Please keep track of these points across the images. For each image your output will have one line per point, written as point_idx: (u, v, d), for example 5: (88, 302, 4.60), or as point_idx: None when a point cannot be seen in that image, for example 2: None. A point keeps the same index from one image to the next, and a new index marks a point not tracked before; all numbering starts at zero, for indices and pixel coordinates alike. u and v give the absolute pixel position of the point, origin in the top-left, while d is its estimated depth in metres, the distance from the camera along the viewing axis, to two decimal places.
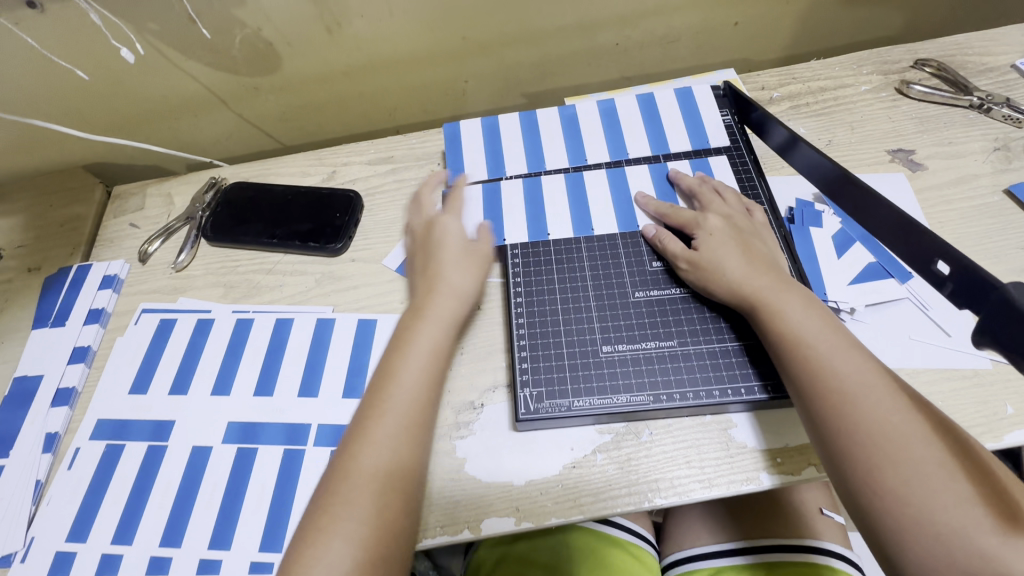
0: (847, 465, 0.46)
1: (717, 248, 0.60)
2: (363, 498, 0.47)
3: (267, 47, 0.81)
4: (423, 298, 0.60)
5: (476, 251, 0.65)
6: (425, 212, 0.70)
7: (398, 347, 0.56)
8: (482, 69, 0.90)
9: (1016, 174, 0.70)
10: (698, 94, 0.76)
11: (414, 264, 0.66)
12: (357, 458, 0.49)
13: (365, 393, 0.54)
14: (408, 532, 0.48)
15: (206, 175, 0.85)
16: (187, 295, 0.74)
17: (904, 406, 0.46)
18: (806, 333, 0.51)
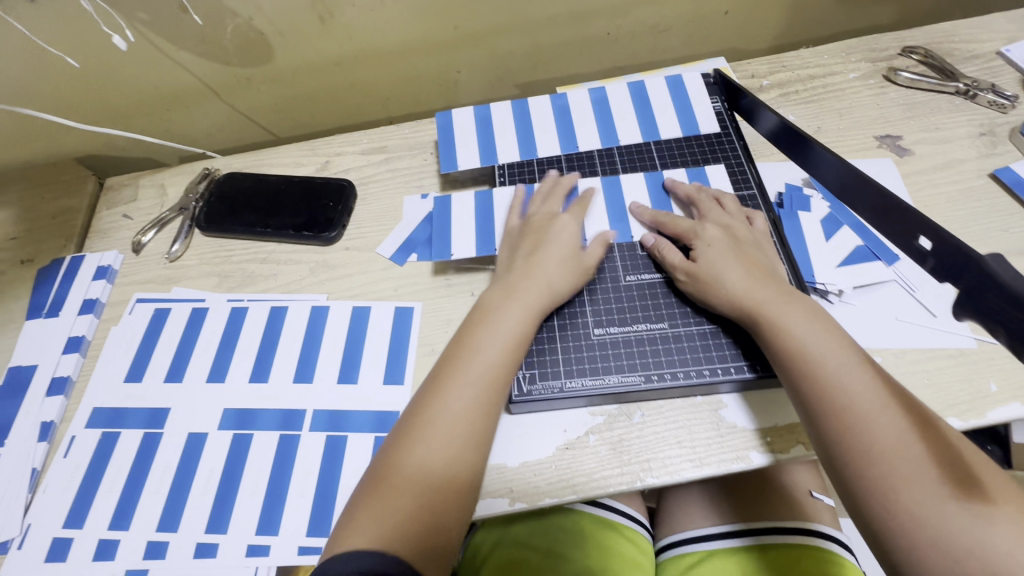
0: (858, 486, 0.46)
1: (716, 260, 0.59)
2: (436, 457, 0.49)
3: (259, 36, 0.81)
4: (519, 283, 0.60)
5: (586, 261, 0.63)
6: (548, 207, 0.67)
7: (479, 319, 0.58)
8: (475, 59, 0.91)
9: (1001, 159, 0.71)
10: (688, 81, 0.77)
11: (512, 240, 0.65)
12: (431, 422, 0.51)
13: (443, 360, 0.56)
14: (473, 497, 0.50)
15: (199, 166, 0.85)
16: (181, 285, 0.74)
17: (913, 427, 0.46)
18: (815, 351, 0.51)
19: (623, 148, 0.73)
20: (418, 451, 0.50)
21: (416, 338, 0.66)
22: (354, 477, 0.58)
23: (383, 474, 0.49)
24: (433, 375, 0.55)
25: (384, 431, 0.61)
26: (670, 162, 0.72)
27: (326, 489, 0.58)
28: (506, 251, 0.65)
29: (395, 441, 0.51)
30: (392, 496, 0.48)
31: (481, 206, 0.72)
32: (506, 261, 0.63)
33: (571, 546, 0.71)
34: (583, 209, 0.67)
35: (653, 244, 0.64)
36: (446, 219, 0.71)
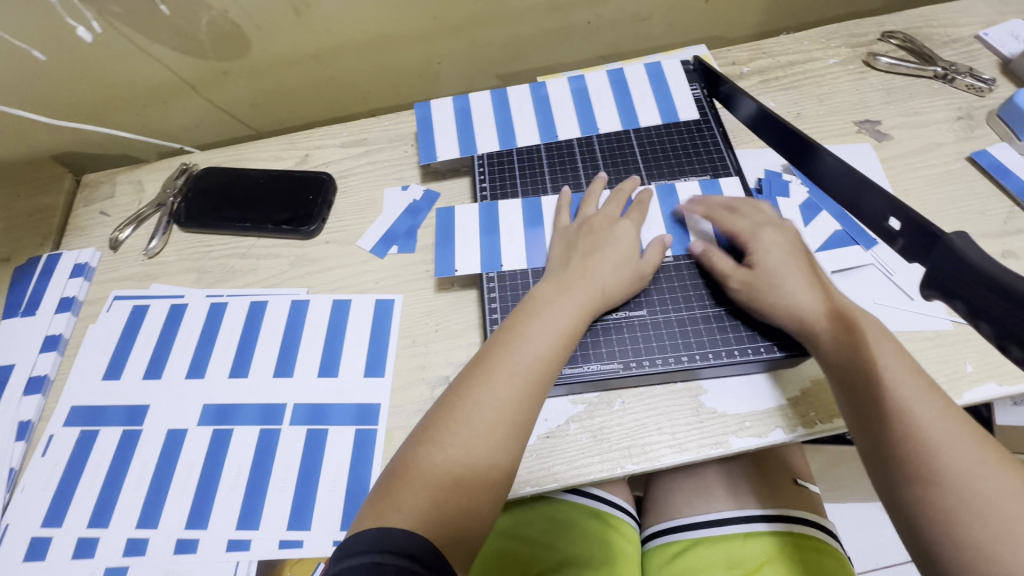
0: (920, 520, 0.43)
1: (775, 270, 0.57)
2: (479, 443, 0.49)
3: (235, 29, 0.80)
4: (574, 281, 0.58)
5: (639, 263, 0.61)
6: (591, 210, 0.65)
7: (528, 310, 0.57)
8: (455, 50, 0.90)
9: (979, 143, 0.71)
10: (668, 68, 0.77)
11: (567, 235, 0.64)
12: (477, 407, 0.50)
13: (491, 343, 0.55)
14: (507, 486, 0.50)
15: (177, 162, 0.84)
16: (160, 281, 0.73)
17: (990, 460, 0.43)
18: (880, 374, 0.48)
19: (603, 137, 0.73)
20: (462, 437, 0.49)
21: (397, 330, 0.66)
22: (335, 470, 0.58)
23: (421, 454, 0.48)
24: (476, 360, 0.54)
25: (364, 424, 0.60)
26: (649, 149, 0.71)
27: (307, 482, 0.58)
28: (561, 246, 0.63)
29: (432, 420, 0.51)
30: (429, 478, 0.47)
31: (485, 215, 0.69)
32: (561, 255, 0.62)
33: (571, 538, 0.72)
34: (643, 213, 0.64)
35: (704, 249, 0.62)
36: (450, 228, 0.68)
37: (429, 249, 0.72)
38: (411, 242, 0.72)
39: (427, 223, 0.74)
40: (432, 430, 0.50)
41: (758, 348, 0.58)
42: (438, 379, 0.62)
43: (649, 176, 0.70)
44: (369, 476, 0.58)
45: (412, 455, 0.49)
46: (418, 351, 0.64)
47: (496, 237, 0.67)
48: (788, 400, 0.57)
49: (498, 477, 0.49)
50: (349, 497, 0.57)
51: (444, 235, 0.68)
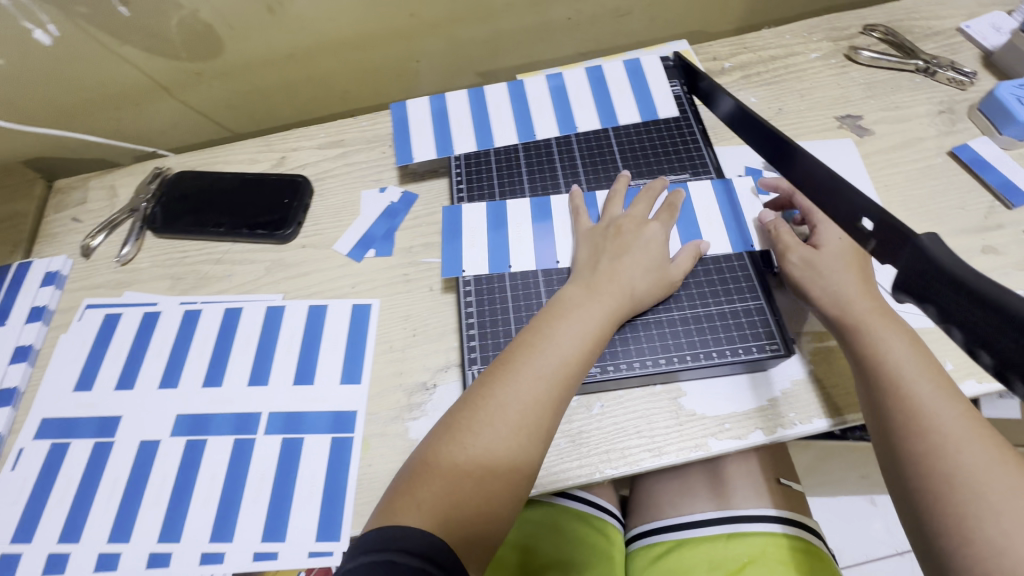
0: (931, 517, 0.42)
1: (837, 251, 0.58)
2: (501, 446, 0.48)
3: (206, 29, 0.78)
4: (603, 284, 0.57)
5: (668, 267, 0.59)
6: (614, 211, 0.64)
7: (553, 311, 0.55)
8: (433, 48, 0.88)
9: (960, 137, 0.71)
10: (647, 64, 0.76)
11: (593, 237, 0.62)
12: (502, 407, 0.49)
13: (516, 342, 0.54)
14: (527, 490, 0.48)
15: (151, 166, 0.83)
16: (133, 289, 0.72)
17: (1009, 462, 0.42)
18: (903, 372, 0.49)
19: (581, 136, 0.73)
20: (487, 437, 0.48)
21: (374, 335, 0.65)
22: (311, 479, 0.57)
23: (444, 451, 0.48)
24: (500, 358, 0.53)
25: (341, 431, 0.60)
26: (628, 149, 0.72)
27: (282, 492, 0.57)
28: (588, 248, 0.61)
29: (455, 417, 0.50)
30: (451, 477, 0.46)
31: (493, 213, 0.68)
32: (588, 257, 0.60)
33: (579, 548, 0.71)
34: (671, 214, 0.63)
35: (772, 221, 0.62)
36: (456, 226, 0.68)
37: (406, 252, 0.71)
38: (388, 245, 0.71)
39: (405, 225, 0.73)
40: (456, 426, 0.49)
41: (737, 350, 0.57)
42: (415, 385, 0.61)
43: (628, 175, 0.70)
44: (346, 485, 0.57)
45: (434, 451, 0.48)
46: (395, 357, 0.63)
47: (503, 233, 0.67)
48: (767, 401, 0.57)
49: (520, 481, 0.48)
50: (326, 507, 0.56)
51: (451, 230, 0.68)
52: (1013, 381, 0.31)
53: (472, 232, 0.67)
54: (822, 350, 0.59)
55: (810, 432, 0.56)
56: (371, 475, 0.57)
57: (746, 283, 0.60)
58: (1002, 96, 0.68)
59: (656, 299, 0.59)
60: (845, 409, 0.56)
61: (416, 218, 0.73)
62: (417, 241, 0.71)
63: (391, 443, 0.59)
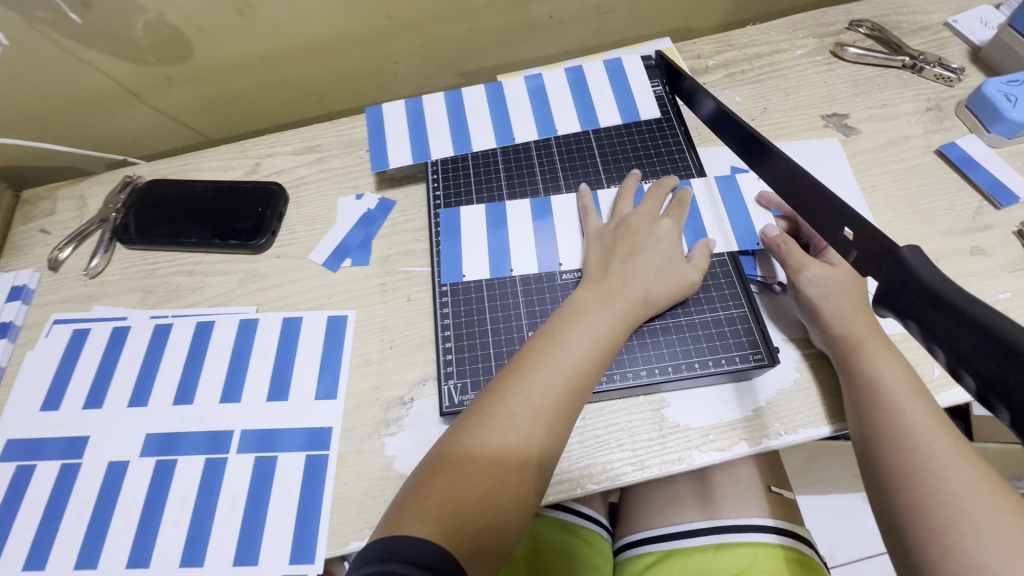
0: (914, 532, 0.42)
1: (850, 272, 0.56)
2: (508, 455, 0.46)
3: (174, 32, 0.75)
4: (616, 289, 0.55)
5: (684, 266, 0.57)
6: (624, 210, 0.62)
7: (563, 315, 0.53)
8: (411, 49, 0.86)
9: (948, 135, 0.69)
10: (628, 63, 0.75)
11: (603, 238, 0.60)
12: (512, 415, 0.47)
13: (526, 348, 0.52)
14: (535, 502, 0.46)
15: (121, 174, 0.80)
16: (102, 303, 0.70)
17: (992, 481, 0.42)
18: (895, 392, 0.49)
19: (561, 139, 0.72)
20: (496, 446, 0.46)
21: (350, 348, 0.63)
22: (284, 499, 0.56)
23: (451, 459, 0.46)
24: (508, 363, 0.51)
25: (315, 449, 0.58)
26: (609, 151, 0.70)
27: (254, 513, 0.55)
28: (598, 250, 0.59)
29: (462, 424, 0.48)
30: (459, 483, 0.44)
31: (492, 211, 0.67)
32: (599, 259, 0.58)
33: (577, 562, 0.69)
34: (683, 211, 0.61)
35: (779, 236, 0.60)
36: (456, 223, 0.66)
37: (383, 261, 0.69)
38: (364, 253, 0.69)
39: (381, 233, 0.71)
40: (463, 434, 0.47)
41: (719, 361, 0.56)
42: (392, 399, 0.60)
43: (609, 178, 0.68)
44: (320, 505, 0.55)
45: (440, 459, 0.46)
46: (372, 370, 0.62)
47: (504, 234, 0.65)
48: (751, 411, 0.55)
49: (531, 490, 0.46)
50: (300, 528, 0.54)
51: (450, 231, 0.66)
52: (997, 406, 0.29)
53: (471, 232, 0.66)
54: (807, 358, 0.58)
55: (794, 443, 0.54)
56: (346, 494, 0.55)
57: (729, 290, 0.59)
58: (989, 93, 0.66)
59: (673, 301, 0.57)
60: (830, 418, 0.54)
61: (393, 226, 0.71)
62: (394, 249, 0.69)
63: (367, 460, 0.57)
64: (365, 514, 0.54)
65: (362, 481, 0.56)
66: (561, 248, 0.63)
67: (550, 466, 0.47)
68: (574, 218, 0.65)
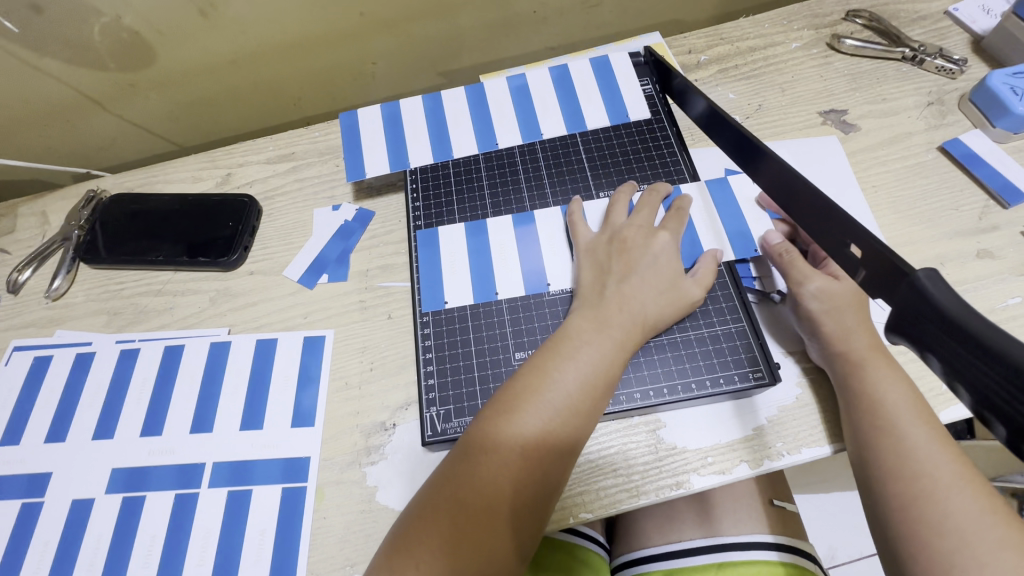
0: (914, 564, 0.41)
1: (854, 288, 0.54)
2: (502, 500, 0.43)
3: (135, 37, 0.70)
4: (612, 314, 0.51)
5: (683, 284, 0.54)
6: (617, 222, 0.59)
7: (556, 346, 0.50)
8: (389, 48, 0.82)
9: (951, 130, 0.66)
10: (616, 61, 0.71)
11: (595, 255, 0.57)
12: (504, 461, 0.44)
13: (516, 380, 0.48)
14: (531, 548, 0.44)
15: (85, 188, 0.76)
16: (65, 327, 0.66)
17: (995, 513, 0.41)
18: (898, 414, 0.47)
19: (547, 143, 0.68)
20: (488, 495, 0.42)
21: (328, 370, 0.60)
22: (259, 536, 0.52)
23: (440, 510, 0.42)
24: (498, 399, 0.47)
25: (292, 480, 0.55)
26: (597, 155, 0.66)
27: (227, 551, 0.52)
28: (591, 269, 0.56)
29: (453, 466, 0.45)
30: (450, 534, 0.41)
31: (473, 223, 0.64)
32: (593, 281, 0.55)
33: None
34: (681, 220, 0.58)
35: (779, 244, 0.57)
36: (435, 239, 0.63)
37: (362, 276, 0.65)
38: (342, 269, 0.66)
39: (360, 246, 0.67)
40: (452, 482, 0.44)
41: (718, 380, 0.53)
42: (373, 425, 0.57)
43: (598, 184, 0.65)
44: (298, 542, 0.52)
45: (428, 510, 0.43)
46: (352, 394, 0.58)
47: (484, 242, 0.62)
48: (752, 430, 0.52)
49: (527, 539, 0.43)
50: (276, 568, 0.51)
51: (428, 241, 0.63)
52: None
53: (451, 247, 0.62)
54: (808, 372, 0.55)
55: (798, 463, 0.51)
56: (326, 530, 0.52)
57: (727, 303, 0.56)
58: (994, 86, 0.63)
59: (672, 320, 0.54)
60: (835, 436, 0.52)
61: (372, 238, 0.68)
62: (374, 263, 0.66)
63: (348, 492, 0.54)
64: (346, 550, 0.51)
65: (341, 514, 0.53)
66: (545, 260, 0.60)
67: (547, 512, 0.44)
68: (562, 230, 0.62)
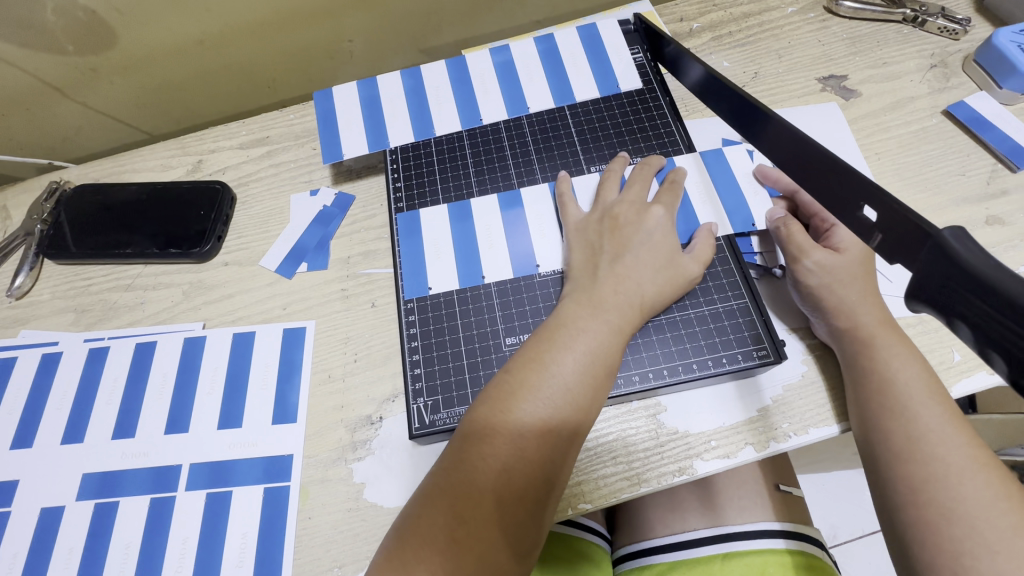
0: (920, 550, 0.39)
1: (857, 260, 0.50)
2: (502, 500, 0.40)
3: (92, 17, 0.66)
4: (608, 296, 0.48)
5: (680, 259, 0.51)
6: (610, 200, 0.55)
7: (551, 335, 0.46)
8: (364, 24, 0.78)
9: (955, 93, 0.63)
10: (604, 31, 0.68)
11: (586, 234, 0.54)
12: (501, 461, 0.41)
13: (510, 372, 0.45)
14: (534, 546, 0.41)
15: (46, 180, 0.71)
16: (30, 327, 0.62)
17: (1008, 497, 0.39)
18: (910, 395, 0.44)
19: (534, 117, 0.65)
20: (488, 501, 0.40)
21: (309, 363, 0.57)
22: (241, 540, 0.49)
23: (436, 521, 0.39)
24: (491, 396, 0.44)
25: (275, 480, 0.52)
26: (587, 129, 0.63)
27: (208, 556, 0.49)
28: (582, 249, 0.53)
29: (447, 468, 0.41)
30: (449, 541, 0.38)
31: (456, 204, 0.61)
32: (585, 262, 0.52)
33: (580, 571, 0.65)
34: (674, 194, 0.55)
35: (782, 218, 0.54)
36: (417, 222, 0.60)
37: (343, 263, 0.62)
38: (322, 257, 0.62)
39: (340, 232, 0.64)
40: (447, 490, 0.40)
41: (721, 360, 0.50)
42: (359, 419, 0.54)
43: (589, 159, 0.61)
44: (282, 545, 0.49)
45: (423, 522, 0.40)
46: (336, 388, 0.55)
47: (469, 226, 0.59)
48: (757, 411, 0.50)
49: (531, 542, 0.41)
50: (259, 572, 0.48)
51: (410, 225, 0.60)
52: None
53: (434, 230, 0.59)
54: (813, 350, 0.52)
55: (805, 443, 0.49)
56: (312, 530, 0.49)
57: (727, 279, 0.53)
58: (1000, 44, 0.60)
59: (671, 298, 0.51)
60: (842, 415, 0.49)
61: (353, 223, 0.64)
62: (355, 249, 0.63)
63: (333, 489, 0.51)
64: (334, 551, 0.48)
65: (327, 513, 0.50)
66: (534, 241, 0.57)
67: (549, 511, 0.42)
68: (552, 209, 0.59)
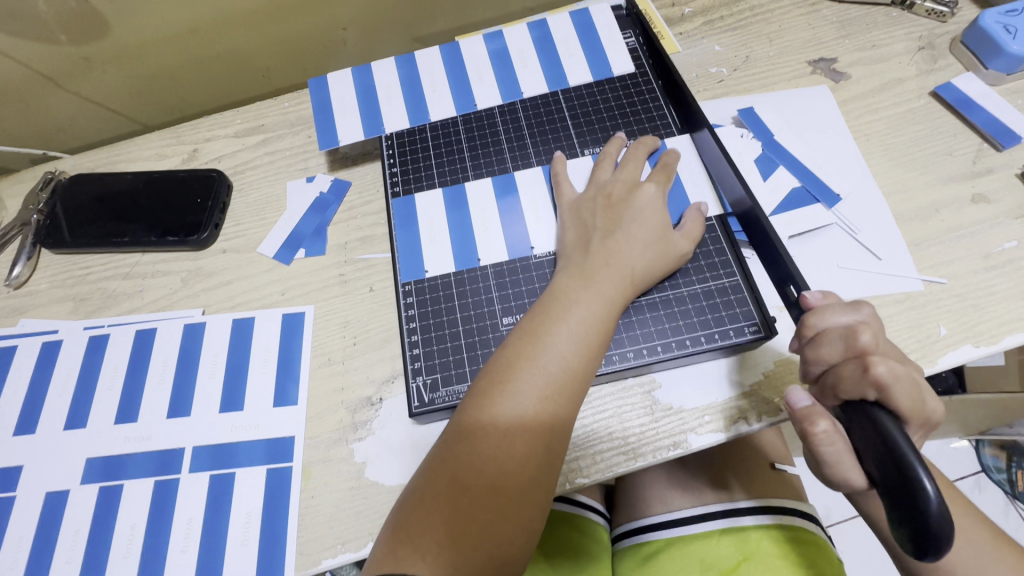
0: None
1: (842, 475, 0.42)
2: (505, 470, 0.41)
3: (83, 5, 0.65)
4: (600, 270, 0.49)
5: (672, 236, 0.52)
6: (603, 181, 0.56)
7: (545, 309, 0.47)
8: (356, 12, 0.77)
9: (942, 75, 0.64)
10: (597, 16, 0.68)
11: (580, 213, 0.54)
12: (501, 433, 0.42)
13: (507, 346, 0.46)
14: (541, 515, 0.42)
15: (42, 170, 0.71)
16: (30, 316, 0.63)
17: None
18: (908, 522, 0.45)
19: (528, 102, 0.65)
20: (490, 473, 0.40)
21: (309, 347, 0.57)
22: (245, 519, 0.50)
23: (440, 492, 0.40)
24: (489, 371, 0.45)
25: (277, 461, 0.52)
26: (581, 112, 0.64)
27: (213, 536, 0.50)
28: (575, 228, 0.54)
29: (449, 442, 0.42)
30: (452, 513, 0.39)
31: (451, 189, 0.61)
32: (578, 239, 0.53)
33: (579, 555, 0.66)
34: (667, 176, 0.56)
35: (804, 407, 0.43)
36: (411, 210, 0.60)
37: (341, 248, 0.62)
38: (319, 243, 0.63)
39: (338, 218, 0.64)
40: (448, 462, 0.41)
41: (713, 336, 0.51)
42: (359, 401, 0.54)
43: (583, 141, 0.62)
44: (286, 522, 0.50)
45: (426, 495, 0.40)
46: (336, 370, 0.56)
47: (465, 212, 0.59)
48: (749, 386, 0.51)
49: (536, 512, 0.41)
50: (263, 551, 0.49)
51: (406, 211, 0.60)
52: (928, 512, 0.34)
53: (429, 217, 0.60)
54: None
55: None
56: (314, 509, 0.50)
57: (719, 257, 0.54)
58: (986, 25, 0.61)
59: (662, 274, 0.52)
60: None
61: (349, 210, 0.65)
62: (352, 235, 0.63)
63: (336, 469, 0.52)
64: (336, 529, 0.49)
65: (329, 491, 0.51)
66: (530, 224, 0.58)
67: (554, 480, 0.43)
68: (545, 192, 0.59)
